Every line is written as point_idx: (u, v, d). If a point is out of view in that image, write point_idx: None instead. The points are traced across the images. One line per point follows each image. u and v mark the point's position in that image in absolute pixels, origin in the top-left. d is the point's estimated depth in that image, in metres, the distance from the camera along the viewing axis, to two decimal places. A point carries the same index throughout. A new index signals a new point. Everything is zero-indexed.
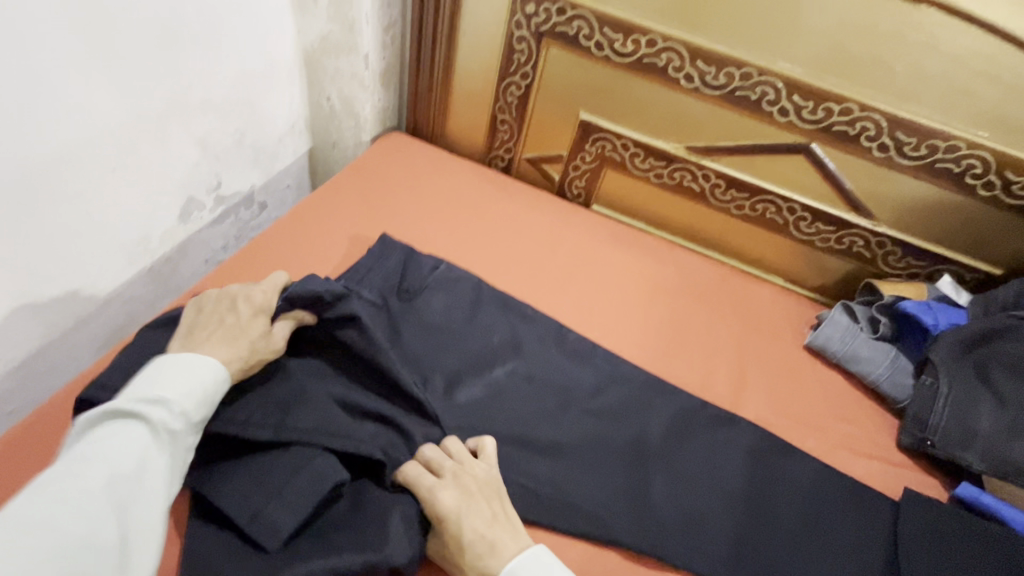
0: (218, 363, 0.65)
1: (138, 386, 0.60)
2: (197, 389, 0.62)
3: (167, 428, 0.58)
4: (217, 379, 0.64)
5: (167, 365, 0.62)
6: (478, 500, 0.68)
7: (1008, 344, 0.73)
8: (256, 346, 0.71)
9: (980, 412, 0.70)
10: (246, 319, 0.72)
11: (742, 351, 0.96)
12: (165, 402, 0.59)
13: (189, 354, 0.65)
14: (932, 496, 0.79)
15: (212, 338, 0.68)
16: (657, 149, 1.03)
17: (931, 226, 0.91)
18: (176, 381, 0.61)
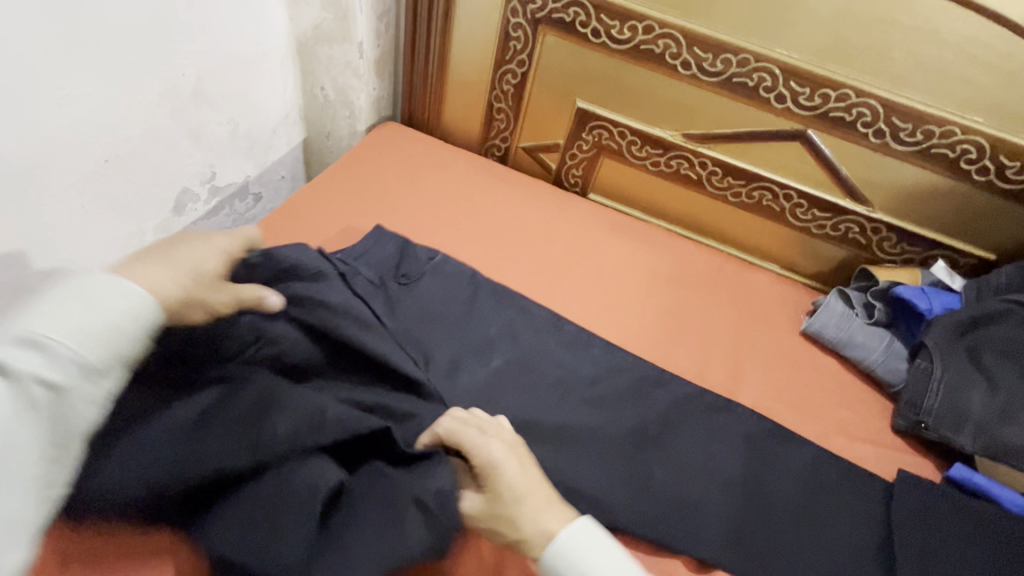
0: (133, 293, 0.50)
1: (29, 312, 0.47)
2: (98, 328, 0.47)
3: (45, 384, 0.45)
4: (131, 314, 0.49)
5: (66, 293, 0.48)
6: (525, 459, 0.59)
7: (999, 329, 0.77)
8: (199, 278, 0.57)
9: (972, 395, 0.73)
10: (197, 250, 0.58)
11: (742, 337, 0.89)
12: (49, 348, 0.46)
13: (110, 276, 0.50)
14: (925, 476, 0.76)
15: (151, 259, 0.55)
16: (653, 137, 0.96)
17: (932, 210, 0.87)
18: (70, 315, 0.47)
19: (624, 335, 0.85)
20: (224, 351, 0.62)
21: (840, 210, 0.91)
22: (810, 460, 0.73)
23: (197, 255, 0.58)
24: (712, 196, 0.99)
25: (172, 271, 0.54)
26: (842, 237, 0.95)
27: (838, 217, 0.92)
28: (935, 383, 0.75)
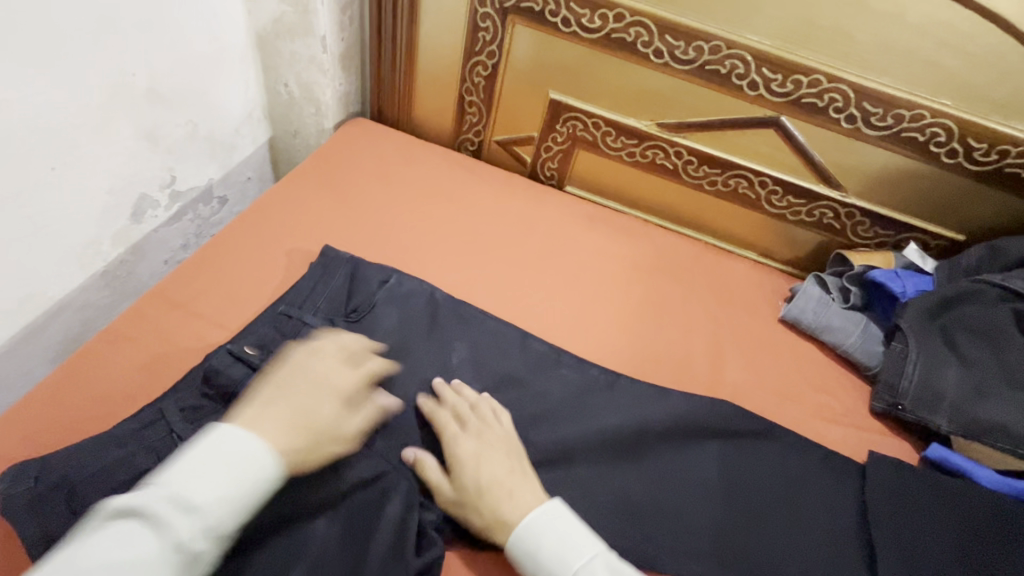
0: (268, 454, 0.53)
1: (172, 475, 0.50)
2: (231, 494, 0.50)
3: (185, 547, 0.47)
4: (262, 478, 0.52)
5: (205, 454, 0.51)
6: (495, 450, 0.64)
7: (972, 309, 0.78)
8: (319, 437, 0.58)
9: (947, 375, 0.74)
10: (318, 400, 0.61)
11: (722, 325, 0.88)
12: (195, 510, 0.48)
13: (245, 433, 0.54)
14: (903, 458, 0.76)
15: (277, 408, 0.58)
16: (627, 127, 0.94)
17: (903, 194, 0.88)
18: (214, 480, 0.50)
19: (600, 351, 0.82)
20: (109, 484, 0.57)
21: (815, 196, 0.92)
22: (795, 450, 0.73)
23: (318, 407, 0.60)
24: (688, 185, 0.98)
25: (290, 431, 0.56)
26: (818, 223, 0.95)
27: (813, 203, 0.93)
28: (910, 364, 0.76)
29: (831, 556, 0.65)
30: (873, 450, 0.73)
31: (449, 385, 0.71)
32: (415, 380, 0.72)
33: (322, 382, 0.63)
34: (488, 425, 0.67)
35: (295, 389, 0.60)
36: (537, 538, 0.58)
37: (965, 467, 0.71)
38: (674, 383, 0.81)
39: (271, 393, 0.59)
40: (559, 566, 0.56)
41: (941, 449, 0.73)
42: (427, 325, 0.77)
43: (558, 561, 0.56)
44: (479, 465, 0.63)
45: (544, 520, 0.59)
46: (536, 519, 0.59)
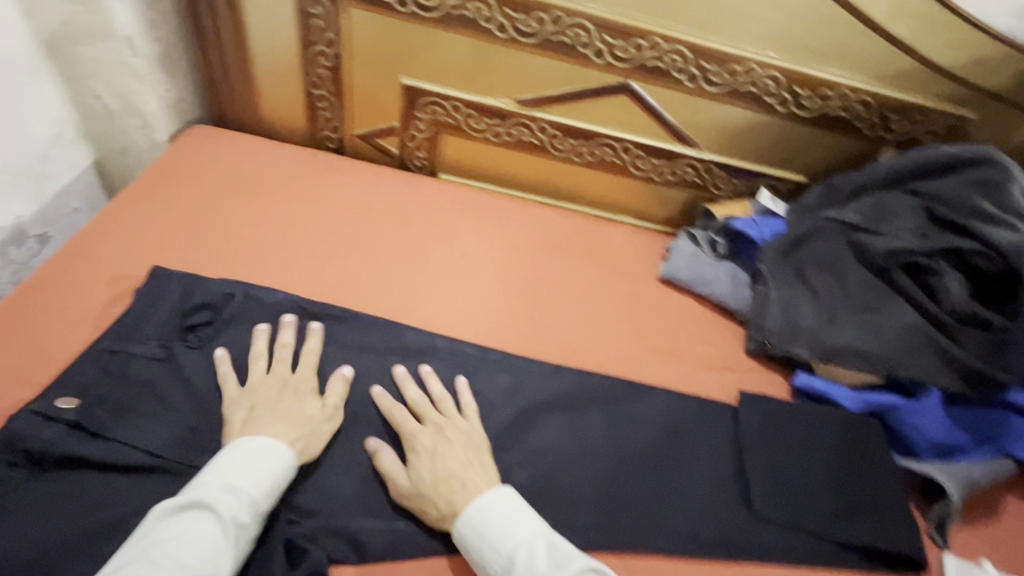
0: (283, 445, 0.59)
1: (213, 472, 0.56)
2: (264, 474, 0.56)
3: (235, 522, 0.53)
4: (286, 461, 0.58)
5: (233, 448, 0.57)
6: (453, 444, 0.64)
7: (818, 244, 0.83)
8: (315, 423, 0.63)
9: (803, 309, 0.80)
10: (296, 399, 0.64)
11: (604, 293, 0.89)
12: (235, 491, 0.54)
13: (260, 433, 0.59)
14: (776, 392, 0.82)
15: (266, 419, 0.61)
16: (487, 107, 0.92)
17: (749, 145, 0.93)
18: (246, 468, 0.56)
19: (489, 337, 0.79)
20: None
21: (674, 155, 0.95)
22: (682, 403, 0.76)
23: (299, 405, 0.63)
24: (558, 159, 0.98)
25: (288, 425, 0.61)
26: (682, 180, 0.99)
27: (674, 161, 0.96)
28: (771, 304, 0.81)
29: (718, 498, 0.68)
30: (744, 390, 0.77)
31: (409, 376, 0.70)
32: None
33: (289, 383, 0.65)
34: (441, 415, 0.67)
35: (269, 399, 0.63)
36: (484, 518, 0.58)
37: (826, 391, 0.77)
38: (565, 356, 0.80)
39: (251, 408, 0.62)
40: (500, 543, 0.57)
41: (806, 377, 0.79)
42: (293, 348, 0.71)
43: (499, 538, 0.57)
44: (434, 453, 0.63)
45: (493, 502, 0.59)
46: (475, 512, 0.58)
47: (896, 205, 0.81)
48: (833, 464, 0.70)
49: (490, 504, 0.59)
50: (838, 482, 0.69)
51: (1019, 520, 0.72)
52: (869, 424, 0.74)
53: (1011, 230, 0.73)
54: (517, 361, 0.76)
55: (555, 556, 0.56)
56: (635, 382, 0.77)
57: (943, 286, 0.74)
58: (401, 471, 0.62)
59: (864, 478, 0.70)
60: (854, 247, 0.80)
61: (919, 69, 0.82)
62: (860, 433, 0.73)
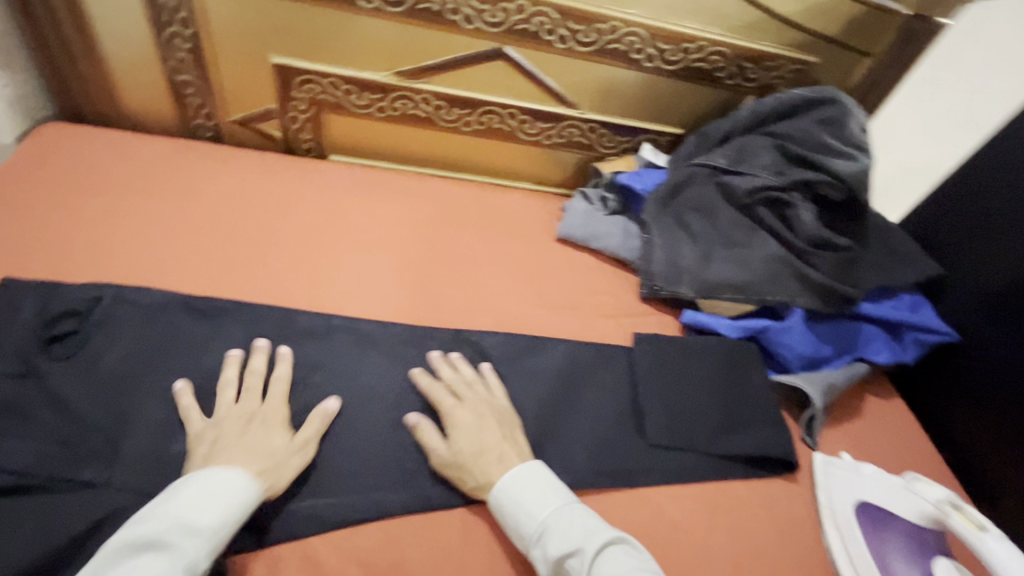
0: (252, 480, 0.55)
1: (172, 504, 0.51)
2: (223, 512, 0.52)
3: (189, 566, 0.48)
4: (250, 495, 0.54)
5: (198, 481, 0.53)
6: (490, 422, 0.66)
7: (693, 189, 0.89)
8: (280, 459, 0.59)
9: (683, 250, 0.86)
10: (262, 431, 0.60)
11: (503, 257, 0.91)
12: (193, 533, 0.50)
13: (225, 463, 0.55)
14: (668, 331, 0.87)
15: (230, 450, 0.57)
16: (366, 81, 0.91)
17: (627, 102, 0.97)
18: (208, 507, 0.52)
19: (390, 311, 0.79)
20: None
21: (558, 117, 0.98)
22: (582, 352, 0.80)
23: (266, 437, 0.59)
24: (447, 130, 0.98)
25: (252, 458, 0.57)
26: (571, 142, 1.02)
27: (560, 124, 0.99)
28: (656, 248, 0.87)
29: (615, 434, 0.72)
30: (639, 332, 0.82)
31: (444, 360, 0.72)
32: (166, 408, 0.63)
33: (257, 413, 0.61)
34: (476, 390, 0.69)
35: (235, 429, 0.59)
36: (517, 485, 0.60)
37: (709, 323, 0.83)
38: (469, 322, 0.81)
39: (212, 439, 0.58)
40: (532, 509, 0.59)
41: (691, 314, 0.85)
42: (175, 344, 0.68)
43: (534, 505, 0.59)
44: (470, 426, 0.65)
45: (527, 472, 0.62)
46: (511, 480, 0.61)
47: (756, 146, 0.88)
48: (718, 386, 0.77)
49: (523, 473, 0.61)
50: (721, 403, 0.76)
51: (875, 417, 0.82)
52: (746, 348, 0.81)
53: (850, 160, 0.82)
54: (420, 333, 0.77)
55: (585, 523, 0.57)
56: (535, 339, 0.80)
57: (797, 217, 0.82)
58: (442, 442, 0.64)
59: (743, 393, 0.77)
60: (722, 188, 0.87)
61: (765, 20, 0.88)
62: (739, 357, 0.80)
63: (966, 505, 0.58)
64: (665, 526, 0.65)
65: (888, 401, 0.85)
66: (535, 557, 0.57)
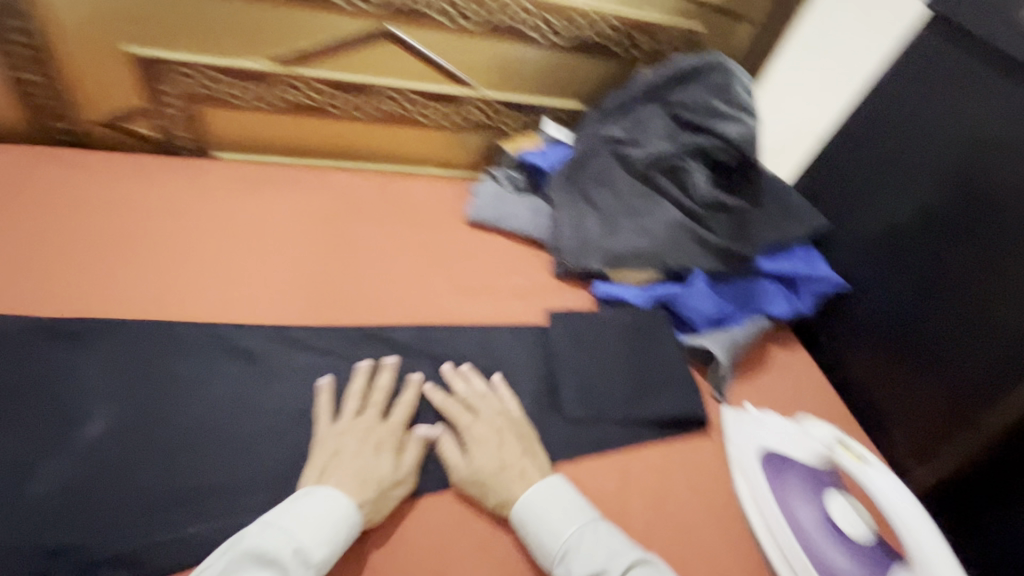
0: (355, 506, 0.55)
1: (292, 516, 0.53)
2: (333, 535, 0.53)
3: None
4: (352, 522, 0.55)
5: (312, 501, 0.54)
6: (510, 438, 0.64)
7: (594, 162, 0.89)
8: (383, 488, 0.58)
9: (588, 225, 0.86)
10: (375, 455, 0.60)
11: (410, 247, 0.87)
12: (303, 555, 0.51)
13: (332, 490, 0.56)
14: (584, 306, 0.87)
15: (344, 471, 0.58)
16: (243, 70, 0.85)
17: (524, 79, 0.96)
18: (317, 531, 0.53)
19: (288, 312, 0.75)
20: None
21: (455, 98, 0.95)
22: (495, 336, 0.78)
23: (375, 462, 0.59)
24: (340, 118, 0.94)
25: (359, 486, 0.57)
26: (473, 123, 1.00)
27: (459, 105, 0.97)
28: (563, 226, 0.87)
29: (532, 414, 0.71)
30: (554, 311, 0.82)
31: (457, 374, 0.71)
32: (26, 446, 0.57)
33: (369, 436, 0.61)
34: (494, 403, 0.68)
35: (349, 451, 0.60)
36: (539, 503, 0.59)
37: (619, 294, 0.84)
38: (377, 316, 0.78)
39: (331, 455, 0.59)
40: (556, 527, 0.57)
41: (602, 288, 0.85)
42: (37, 376, 0.62)
43: (558, 523, 0.58)
44: (493, 439, 0.64)
45: (547, 490, 0.60)
46: (533, 496, 0.59)
47: (649, 116, 0.90)
48: (631, 355, 0.78)
49: (546, 489, 0.60)
50: (636, 372, 0.77)
51: (779, 368, 0.86)
52: (656, 316, 0.82)
53: (736, 123, 0.85)
54: (321, 333, 0.73)
55: (613, 545, 0.56)
56: (446, 327, 0.77)
57: (692, 181, 0.85)
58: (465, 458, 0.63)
59: (654, 359, 0.78)
60: (621, 159, 0.88)
61: None
62: (651, 325, 0.81)
63: (852, 440, 0.61)
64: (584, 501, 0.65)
65: (792, 352, 0.89)
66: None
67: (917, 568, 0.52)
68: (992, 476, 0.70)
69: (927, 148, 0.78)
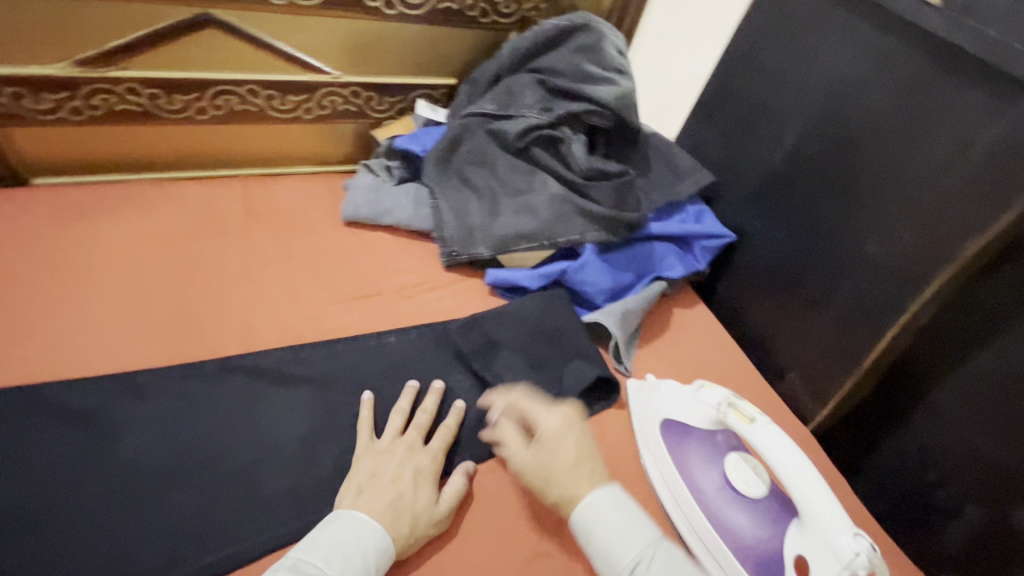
0: (389, 539, 0.52)
1: (317, 549, 0.50)
2: (363, 563, 0.50)
3: None
4: (382, 549, 0.51)
5: (341, 526, 0.52)
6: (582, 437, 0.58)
7: (469, 141, 0.85)
8: (420, 520, 0.55)
9: (470, 209, 0.82)
10: (413, 482, 0.57)
11: (281, 258, 0.79)
12: None
13: (368, 520, 0.53)
14: (479, 295, 0.82)
15: (381, 497, 0.55)
16: (37, 78, 0.73)
17: (383, 57, 0.90)
18: (342, 559, 0.49)
19: (133, 355, 0.65)
20: None
21: (310, 86, 0.87)
22: (381, 342, 0.72)
23: (413, 490, 0.56)
24: (182, 121, 0.83)
25: (393, 517, 0.54)
26: (337, 111, 0.92)
27: (317, 93, 0.89)
28: (445, 214, 0.82)
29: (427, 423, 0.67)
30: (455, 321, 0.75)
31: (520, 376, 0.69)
32: None
33: (409, 461, 0.59)
34: (572, 406, 0.62)
35: (387, 477, 0.57)
36: (604, 519, 0.52)
37: (510, 277, 0.80)
38: (245, 340, 0.70)
39: (369, 475, 0.57)
40: (619, 545, 0.51)
41: (492, 273, 0.80)
42: None
43: (623, 541, 0.51)
44: (568, 440, 0.57)
45: (617, 504, 0.53)
46: (598, 506, 0.53)
47: (520, 86, 0.85)
48: (531, 338, 0.74)
49: (614, 505, 0.53)
50: (539, 357, 0.72)
51: (682, 328, 0.86)
52: (556, 291, 0.78)
53: (609, 85, 0.82)
54: (175, 374, 0.64)
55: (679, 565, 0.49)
56: (324, 342, 0.71)
57: (570, 151, 0.82)
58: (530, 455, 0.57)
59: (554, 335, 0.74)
60: (496, 135, 0.84)
61: None
62: (550, 305, 0.77)
63: (740, 399, 0.60)
64: (487, 503, 0.62)
65: (694, 309, 0.89)
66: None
67: (806, 519, 0.52)
68: (883, 411, 0.71)
69: (785, 92, 0.78)
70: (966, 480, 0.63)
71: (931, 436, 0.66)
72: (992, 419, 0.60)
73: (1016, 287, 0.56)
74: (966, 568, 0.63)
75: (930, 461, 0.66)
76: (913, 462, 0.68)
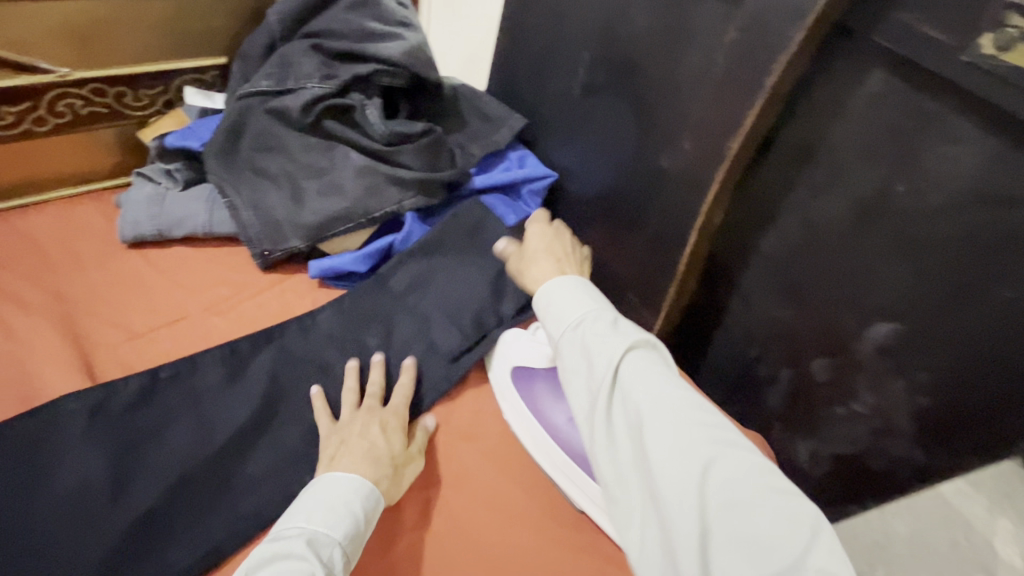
0: (372, 485, 0.55)
1: (302, 512, 0.52)
2: (351, 510, 0.52)
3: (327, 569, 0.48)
4: (366, 495, 0.54)
5: (322, 487, 0.54)
6: (560, 245, 0.68)
7: (254, 123, 0.77)
8: (397, 465, 0.58)
9: (271, 200, 0.75)
10: (385, 434, 0.60)
11: (45, 300, 0.67)
12: (324, 535, 0.50)
13: (347, 474, 0.54)
14: (305, 288, 0.76)
15: (351, 452, 0.57)
16: None
17: (116, 45, 0.78)
18: (330, 512, 0.51)
19: None
20: None
21: (31, 89, 0.74)
22: (197, 368, 0.63)
23: (383, 441, 0.59)
24: None
25: (373, 465, 0.56)
26: (82, 116, 0.79)
27: (42, 98, 0.75)
28: (242, 211, 0.75)
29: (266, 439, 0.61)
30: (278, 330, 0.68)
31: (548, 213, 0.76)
32: None
33: (378, 419, 0.61)
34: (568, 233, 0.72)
35: (355, 437, 0.59)
36: (556, 296, 0.58)
37: (337, 265, 0.74)
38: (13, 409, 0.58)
39: (336, 446, 0.58)
40: (565, 313, 0.56)
41: (318, 264, 0.74)
42: None
43: (568, 312, 0.56)
44: (549, 243, 0.67)
45: (575, 286, 0.58)
46: (550, 288, 0.59)
47: (295, 55, 0.78)
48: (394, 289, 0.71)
49: (565, 284, 0.58)
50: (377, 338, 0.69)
51: None
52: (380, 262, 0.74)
53: (389, 39, 0.77)
54: None
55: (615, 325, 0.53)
56: (117, 384, 0.61)
57: (365, 118, 0.76)
58: (517, 253, 0.68)
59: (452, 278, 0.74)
60: (278, 113, 0.77)
61: None
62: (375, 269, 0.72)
63: None
64: None
65: None
66: (564, 343, 0.55)
67: None
68: (709, 303, 0.78)
69: (561, 26, 0.80)
70: (776, 345, 0.71)
71: (745, 315, 0.74)
72: (783, 286, 0.68)
73: (783, 163, 0.64)
74: (789, 422, 0.72)
75: (750, 340, 0.74)
76: (737, 343, 0.76)
